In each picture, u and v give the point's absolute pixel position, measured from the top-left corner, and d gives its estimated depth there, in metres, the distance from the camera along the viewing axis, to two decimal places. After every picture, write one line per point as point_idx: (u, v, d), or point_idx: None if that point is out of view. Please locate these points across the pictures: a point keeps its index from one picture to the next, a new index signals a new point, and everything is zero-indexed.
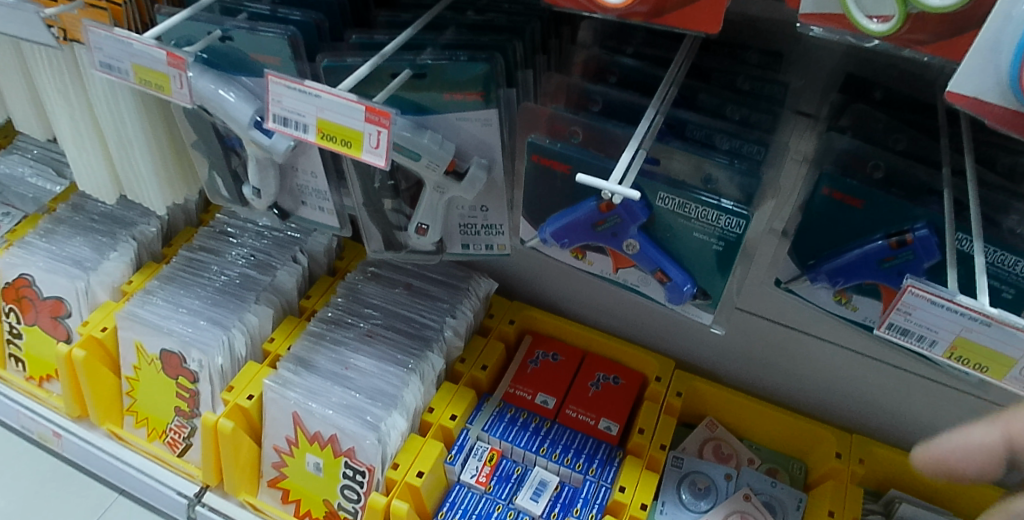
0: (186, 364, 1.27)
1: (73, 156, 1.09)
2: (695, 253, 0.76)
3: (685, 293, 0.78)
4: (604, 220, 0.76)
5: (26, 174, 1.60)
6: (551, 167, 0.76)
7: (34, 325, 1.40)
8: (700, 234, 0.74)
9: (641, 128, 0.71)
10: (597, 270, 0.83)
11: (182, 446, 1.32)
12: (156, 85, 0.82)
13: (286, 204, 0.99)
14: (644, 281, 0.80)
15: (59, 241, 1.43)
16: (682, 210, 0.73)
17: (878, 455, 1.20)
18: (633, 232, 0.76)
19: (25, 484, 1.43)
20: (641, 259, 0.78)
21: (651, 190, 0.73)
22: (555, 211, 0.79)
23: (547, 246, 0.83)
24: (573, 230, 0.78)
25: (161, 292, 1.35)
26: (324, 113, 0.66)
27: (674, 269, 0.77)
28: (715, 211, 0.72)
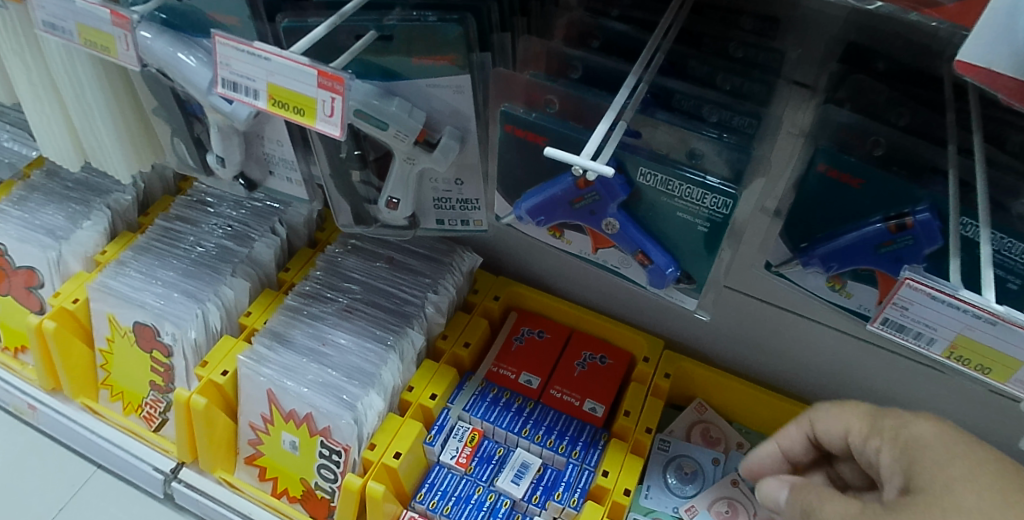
0: (160, 338, 1.23)
1: (33, 119, 1.04)
2: (678, 234, 0.73)
3: (668, 276, 0.75)
4: (581, 198, 0.72)
5: (2, 138, 1.54)
6: (525, 139, 0.72)
7: (7, 295, 1.35)
8: (684, 213, 0.71)
9: (620, 98, 0.67)
10: (575, 249, 0.80)
11: (158, 421, 1.29)
12: (103, 46, 0.79)
13: (252, 174, 0.95)
14: (625, 262, 0.78)
15: (31, 209, 1.38)
16: (665, 187, 0.69)
17: None
18: (613, 211, 0.73)
19: (2, 457, 1.40)
20: (620, 239, 0.75)
21: (632, 164, 0.69)
22: (530, 186, 0.75)
23: (521, 223, 0.79)
24: (549, 208, 0.74)
25: (135, 262, 1.30)
26: (275, 77, 0.61)
27: (657, 251, 0.74)
28: (700, 189, 0.68)
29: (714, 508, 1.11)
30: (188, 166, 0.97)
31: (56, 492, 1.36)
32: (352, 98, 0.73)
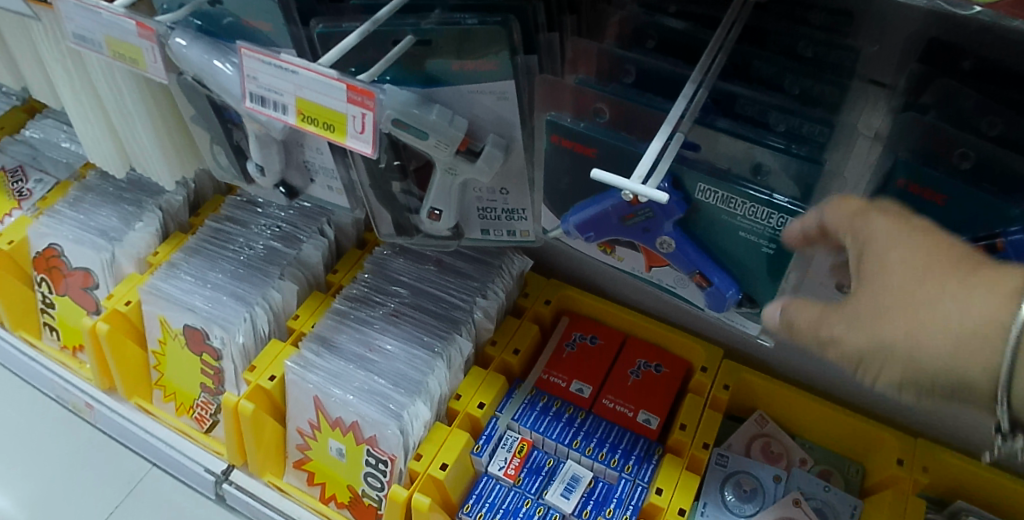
0: (209, 341, 1.23)
1: (79, 127, 1.05)
2: (740, 255, 0.70)
3: (727, 299, 0.72)
4: (633, 216, 0.69)
5: (60, 139, 1.53)
6: (575, 151, 0.68)
7: (65, 295, 1.37)
8: (746, 232, 0.67)
9: (677, 111, 0.63)
10: (628, 266, 0.77)
11: (209, 422, 1.30)
12: (130, 58, 0.80)
13: (294, 181, 0.93)
14: (681, 282, 0.75)
15: (86, 210, 1.39)
16: (726, 204, 0.66)
17: (946, 463, 1.06)
18: (667, 230, 0.69)
19: (65, 453, 1.44)
20: (677, 259, 0.71)
21: (691, 180, 0.66)
22: (579, 202, 0.72)
23: (569, 240, 0.77)
24: (600, 227, 0.71)
25: (185, 264, 1.30)
26: (302, 92, 0.67)
27: (716, 272, 0.71)
28: (766, 208, 0.64)
29: None
30: (227, 173, 0.97)
31: (114, 489, 1.39)
32: (390, 106, 0.69)
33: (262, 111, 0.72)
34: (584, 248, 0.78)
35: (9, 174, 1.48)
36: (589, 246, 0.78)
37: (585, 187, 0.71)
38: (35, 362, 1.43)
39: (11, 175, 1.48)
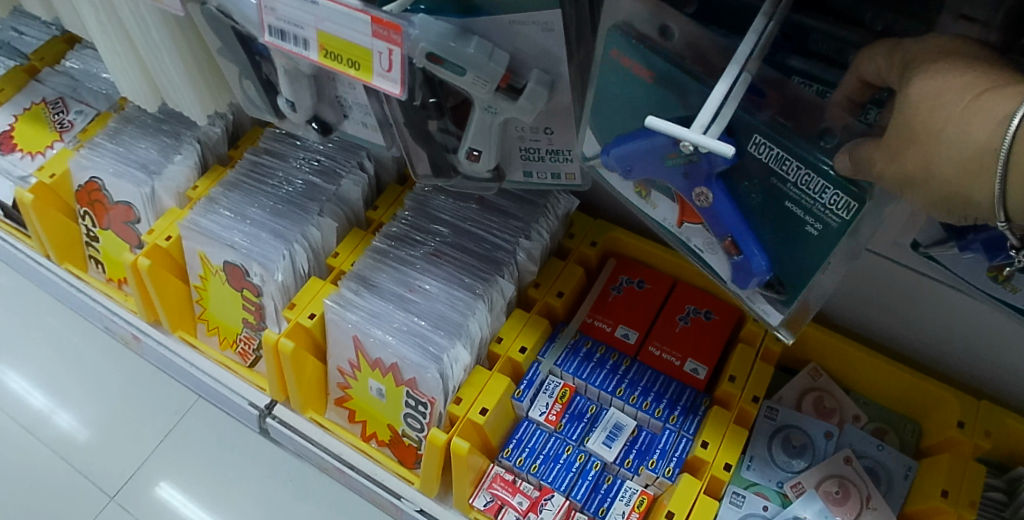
0: (249, 278, 1.21)
1: (107, 59, 1.01)
2: (781, 229, 0.65)
3: (752, 274, 0.69)
4: (676, 156, 0.62)
5: (98, 71, 1.49)
6: (629, 70, 0.62)
7: (108, 229, 1.36)
8: (792, 204, 0.62)
9: (745, 48, 0.56)
10: (652, 218, 0.75)
11: (252, 357, 1.30)
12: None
13: (327, 116, 0.88)
14: (707, 248, 0.73)
15: (126, 142, 1.37)
16: (779, 164, 0.60)
17: (1011, 428, 0.99)
18: (706, 183, 0.64)
19: (118, 383, 1.47)
20: (710, 218, 0.67)
21: (745, 129, 0.60)
22: (621, 132, 0.66)
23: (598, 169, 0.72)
24: (639, 159, 0.65)
25: (224, 199, 1.27)
26: (324, 25, 0.63)
27: (749, 242, 0.66)
28: (820, 179, 0.58)
29: (823, 487, 1.00)
30: (258, 108, 0.93)
31: (162, 419, 1.42)
32: (425, 38, 0.63)
33: (281, 45, 0.68)
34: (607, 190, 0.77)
35: (49, 105, 1.46)
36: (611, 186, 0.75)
37: (627, 117, 0.65)
38: (83, 293, 1.45)
39: (50, 105, 1.46)
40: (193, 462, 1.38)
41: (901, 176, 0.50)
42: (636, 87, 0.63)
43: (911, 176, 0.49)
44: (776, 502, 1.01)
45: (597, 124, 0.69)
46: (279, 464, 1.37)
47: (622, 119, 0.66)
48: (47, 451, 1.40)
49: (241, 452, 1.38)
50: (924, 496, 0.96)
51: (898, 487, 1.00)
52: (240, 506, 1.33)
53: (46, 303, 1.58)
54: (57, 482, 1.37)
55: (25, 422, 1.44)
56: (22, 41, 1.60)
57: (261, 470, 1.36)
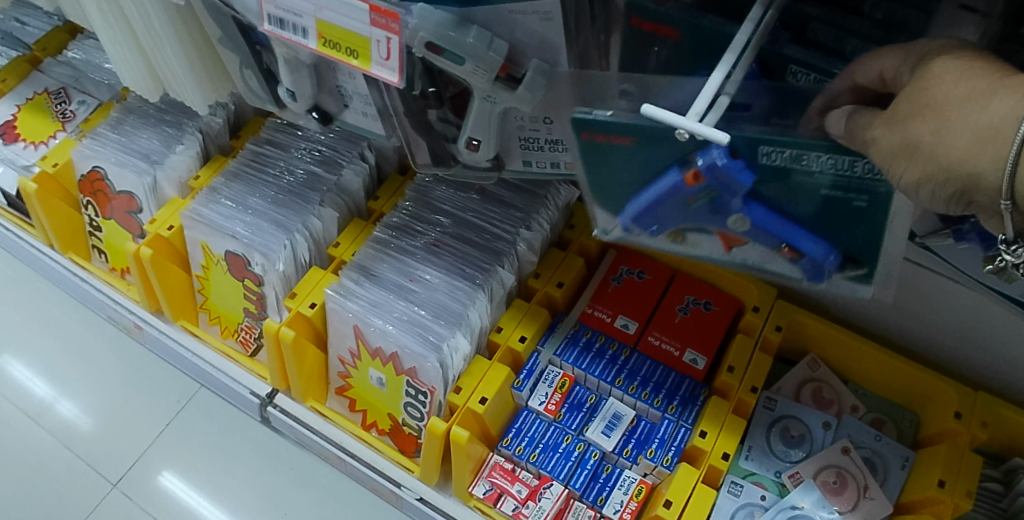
0: (251, 268, 1.22)
1: (108, 48, 1.01)
2: (830, 219, 0.64)
3: (828, 265, 0.68)
4: (694, 198, 0.64)
5: (100, 61, 1.49)
6: (608, 143, 0.64)
7: (110, 219, 1.37)
8: (829, 188, 0.61)
9: (741, 37, 0.58)
10: (703, 251, 0.76)
11: (254, 346, 1.31)
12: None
13: (328, 106, 0.88)
14: (765, 259, 0.73)
15: (128, 132, 1.37)
16: (797, 161, 0.59)
17: (1007, 419, 1.00)
18: (738, 208, 0.64)
19: (120, 371, 1.48)
20: (758, 234, 0.67)
21: (750, 145, 0.59)
22: (633, 188, 0.68)
23: (631, 229, 0.74)
24: (666, 210, 0.67)
25: (226, 189, 1.28)
26: (323, 14, 0.64)
27: (810, 240, 0.66)
28: (845, 158, 0.58)
29: (821, 477, 1.01)
30: (258, 98, 0.93)
31: (164, 407, 1.43)
32: (424, 28, 0.62)
33: (281, 34, 0.69)
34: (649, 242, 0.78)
35: (51, 95, 1.47)
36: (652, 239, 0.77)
37: (629, 176, 0.67)
38: (86, 283, 1.46)
39: (53, 95, 1.47)
40: (195, 450, 1.39)
41: (892, 147, 0.50)
42: (622, 151, 0.64)
43: (904, 148, 0.49)
44: (774, 492, 1.02)
45: (603, 183, 0.70)
46: (280, 453, 1.37)
47: (626, 178, 0.68)
48: (49, 439, 1.41)
49: (243, 440, 1.39)
50: (920, 486, 0.96)
51: (895, 476, 1.01)
52: (242, 494, 1.34)
53: (49, 292, 1.58)
54: (60, 470, 1.38)
55: (28, 410, 1.45)
56: (23, 31, 1.61)
57: (262, 458, 1.37)
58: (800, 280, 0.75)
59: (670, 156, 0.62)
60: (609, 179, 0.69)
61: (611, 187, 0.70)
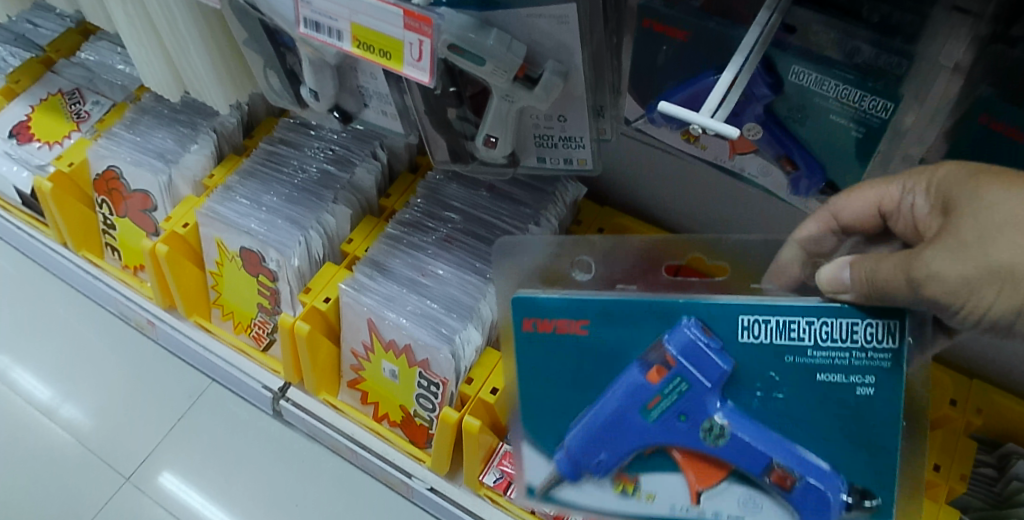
0: (266, 263, 1.25)
1: (133, 51, 1.05)
2: (822, 433, 0.65)
3: (829, 491, 0.66)
4: (656, 402, 0.66)
5: (114, 62, 1.52)
6: (556, 333, 0.67)
7: (124, 217, 1.39)
8: (823, 371, 0.62)
9: (749, 40, 0.64)
10: (672, 501, 0.73)
11: (267, 341, 1.34)
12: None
13: (347, 106, 0.92)
14: (751, 498, 0.70)
15: (143, 132, 1.40)
16: (787, 332, 0.61)
17: (1000, 406, 1.05)
18: (711, 416, 0.65)
19: (132, 367, 1.50)
20: (738, 457, 0.66)
21: (730, 314, 0.62)
22: (588, 401, 0.70)
23: (587, 461, 0.72)
24: (627, 421, 0.68)
25: (241, 187, 1.31)
26: (357, 17, 0.67)
27: (802, 455, 0.66)
28: (841, 321, 0.60)
29: None
30: (280, 97, 0.97)
31: (176, 402, 1.46)
32: (447, 31, 0.67)
33: (315, 37, 0.72)
34: (610, 491, 0.74)
35: (65, 96, 1.49)
36: (611, 482, 0.74)
37: (586, 382, 0.69)
38: (100, 280, 1.49)
39: (66, 96, 1.49)
40: (207, 444, 1.41)
41: (971, 274, 0.51)
42: (576, 347, 0.67)
43: (988, 274, 0.50)
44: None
45: (558, 386, 0.70)
46: (290, 446, 1.40)
47: (582, 387, 0.69)
48: (62, 435, 1.44)
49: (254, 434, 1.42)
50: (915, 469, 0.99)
51: None
52: (251, 489, 1.36)
53: (59, 289, 1.61)
54: (71, 465, 1.41)
55: (39, 407, 1.47)
56: (36, 33, 1.63)
57: (272, 451, 1.40)
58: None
59: (630, 352, 0.66)
60: (564, 387, 0.70)
61: (569, 395, 0.70)
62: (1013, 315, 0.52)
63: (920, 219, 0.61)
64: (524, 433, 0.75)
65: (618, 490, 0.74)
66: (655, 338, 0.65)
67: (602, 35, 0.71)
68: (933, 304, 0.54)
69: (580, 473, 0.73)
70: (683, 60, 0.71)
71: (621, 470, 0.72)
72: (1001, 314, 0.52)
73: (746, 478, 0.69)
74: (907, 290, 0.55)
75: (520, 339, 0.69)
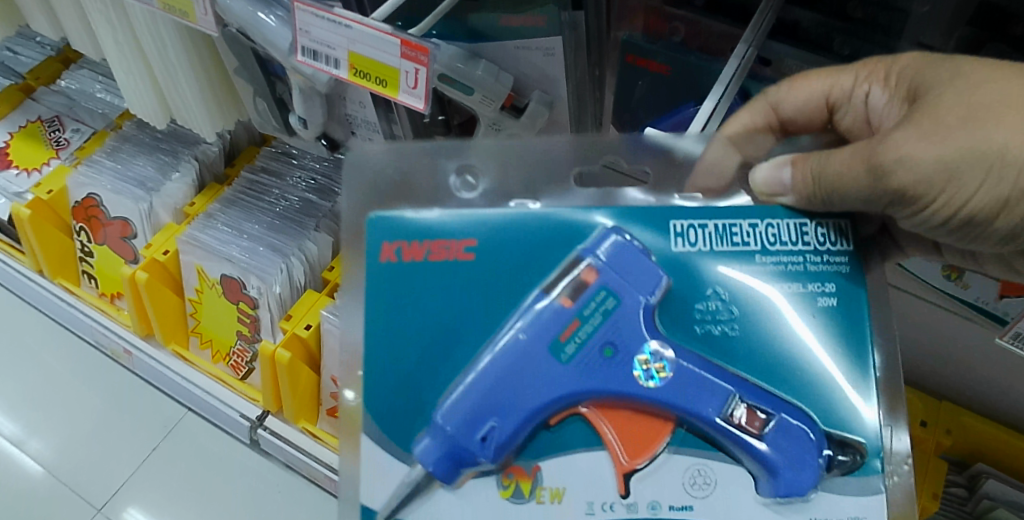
0: (246, 291, 1.23)
1: (120, 81, 1.08)
2: (783, 365, 0.53)
3: (809, 436, 0.52)
4: (571, 332, 0.53)
5: (95, 91, 1.50)
6: (430, 258, 0.55)
7: (102, 244, 1.38)
8: (766, 281, 0.53)
9: (726, 71, 0.69)
10: (588, 498, 0.53)
11: (245, 370, 1.32)
12: (181, 11, 0.81)
13: (335, 134, 0.96)
14: (702, 473, 0.52)
15: (123, 160, 1.39)
16: (729, 234, 0.54)
17: (968, 426, 1.11)
18: (646, 342, 0.53)
19: (104, 398, 1.47)
20: (681, 394, 0.52)
21: (665, 219, 0.55)
22: (469, 356, 0.54)
23: (468, 442, 0.52)
24: (531, 365, 0.52)
25: (222, 215, 1.30)
26: (354, 46, 0.68)
27: (760, 390, 0.53)
28: (789, 221, 0.54)
29: None
30: (269, 124, 1.01)
31: (151, 433, 1.43)
32: (439, 62, 0.71)
33: (311, 63, 0.74)
34: (499, 498, 0.53)
35: (45, 124, 1.49)
36: (499, 478, 0.53)
37: (467, 331, 0.54)
38: (75, 309, 1.47)
39: (47, 124, 1.49)
40: (179, 475, 1.38)
41: (950, 160, 0.48)
42: (458, 281, 0.55)
43: (968, 158, 0.48)
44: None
45: (425, 350, 0.55)
46: (266, 476, 1.38)
47: (457, 343, 0.54)
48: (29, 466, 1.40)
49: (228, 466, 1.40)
50: None
51: None
52: None
53: (30, 316, 1.58)
54: (37, 498, 1.37)
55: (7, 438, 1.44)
56: (17, 60, 1.62)
57: (249, 482, 1.38)
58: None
59: (532, 273, 0.54)
60: (439, 346, 0.54)
61: (439, 361, 0.54)
62: (976, 207, 0.50)
63: (875, 111, 0.59)
64: (370, 427, 0.55)
65: (507, 494, 0.53)
66: (571, 257, 0.54)
67: (585, 67, 0.75)
68: (895, 197, 0.51)
69: (459, 469, 0.53)
70: (670, 93, 0.77)
71: (514, 455, 0.53)
72: (963, 206, 0.50)
73: (690, 440, 0.53)
74: (866, 183, 0.51)
75: (376, 276, 0.56)
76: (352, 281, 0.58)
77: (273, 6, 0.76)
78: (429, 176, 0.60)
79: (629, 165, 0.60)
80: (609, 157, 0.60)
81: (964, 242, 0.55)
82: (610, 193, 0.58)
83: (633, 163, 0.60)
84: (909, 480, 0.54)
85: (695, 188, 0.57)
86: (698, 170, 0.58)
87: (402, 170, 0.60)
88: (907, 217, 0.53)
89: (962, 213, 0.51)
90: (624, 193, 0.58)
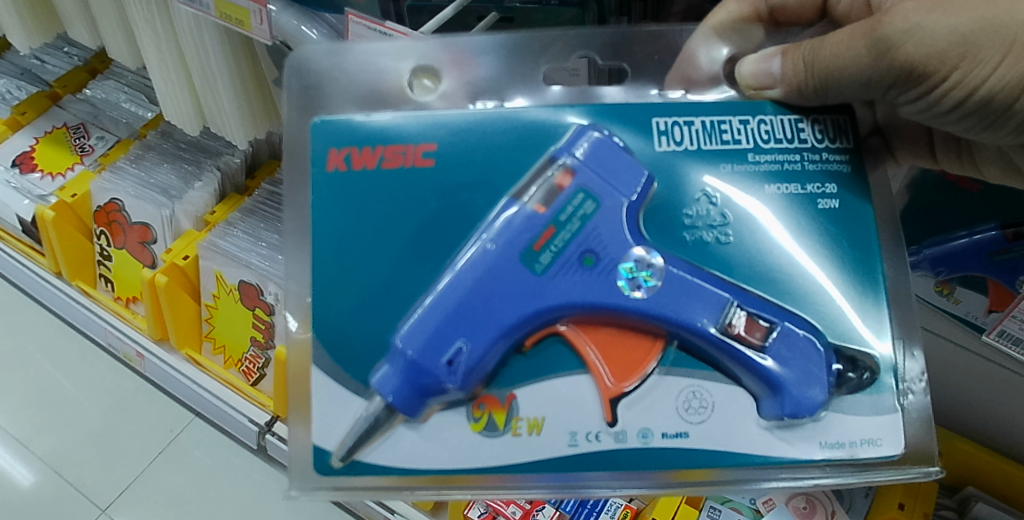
0: (264, 297, 1.03)
1: (156, 85, 0.95)
2: (778, 276, 0.45)
3: (815, 347, 0.44)
4: (547, 239, 0.44)
5: (120, 100, 1.29)
6: (384, 166, 0.46)
7: (122, 249, 1.16)
8: (769, 178, 0.45)
9: None
10: (570, 428, 0.45)
11: (257, 376, 1.10)
12: (235, 20, 0.66)
13: None
14: (697, 395, 0.45)
15: (147, 167, 1.17)
16: (717, 129, 0.45)
17: (960, 449, 0.96)
18: (630, 248, 0.44)
19: (99, 420, 1.24)
20: (674, 308, 0.44)
21: (642, 112, 0.46)
22: (437, 267, 0.45)
23: (432, 365, 0.43)
24: (505, 278, 0.44)
25: (242, 224, 1.10)
26: None
27: (762, 299, 0.44)
28: (782, 118, 0.46)
29: (791, 502, 0.88)
30: None
31: (146, 453, 1.21)
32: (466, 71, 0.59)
33: None
34: (469, 432, 0.45)
35: (69, 130, 1.26)
36: (469, 410, 0.45)
37: (428, 244, 0.45)
38: (90, 312, 1.24)
39: (71, 131, 1.26)
40: (170, 495, 1.17)
41: (967, 31, 0.44)
42: (417, 189, 0.45)
43: (986, 30, 0.44)
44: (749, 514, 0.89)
45: (369, 265, 0.45)
46: (268, 485, 1.19)
47: (425, 253, 0.45)
48: (17, 480, 1.19)
49: (225, 474, 1.20)
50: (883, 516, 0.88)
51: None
52: None
53: (27, 310, 1.37)
54: (30, 507, 1.16)
55: None
56: (43, 70, 1.38)
57: (248, 498, 1.18)
58: (774, 451, 0.44)
59: (499, 178, 0.45)
60: (382, 258, 0.45)
61: (396, 277, 0.45)
62: (995, 88, 0.46)
63: None
64: (321, 358, 0.46)
65: (479, 427, 0.45)
66: (539, 158, 0.45)
67: None
68: (900, 76, 0.46)
69: (425, 400, 0.44)
70: None
71: (485, 383, 0.45)
72: (982, 86, 0.46)
73: (686, 360, 0.45)
74: (867, 62, 0.45)
75: (320, 187, 0.46)
76: (293, 196, 0.47)
77: (324, 23, 0.64)
78: (368, 77, 0.47)
79: (604, 61, 0.48)
80: (583, 50, 0.48)
81: (975, 133, 0.51)
82: (587, 91, 0.47)
83: (611, 59, 0.48)
84: (925, 401, 0.46)
85: (680, 83, 0.47)
86: (684, 58, 0.47)
87: (329, 69, 0.47)
88: (910, 102, 0.48)
89: (980, 93, 0.46)
90: (602, 91, 0.47)
